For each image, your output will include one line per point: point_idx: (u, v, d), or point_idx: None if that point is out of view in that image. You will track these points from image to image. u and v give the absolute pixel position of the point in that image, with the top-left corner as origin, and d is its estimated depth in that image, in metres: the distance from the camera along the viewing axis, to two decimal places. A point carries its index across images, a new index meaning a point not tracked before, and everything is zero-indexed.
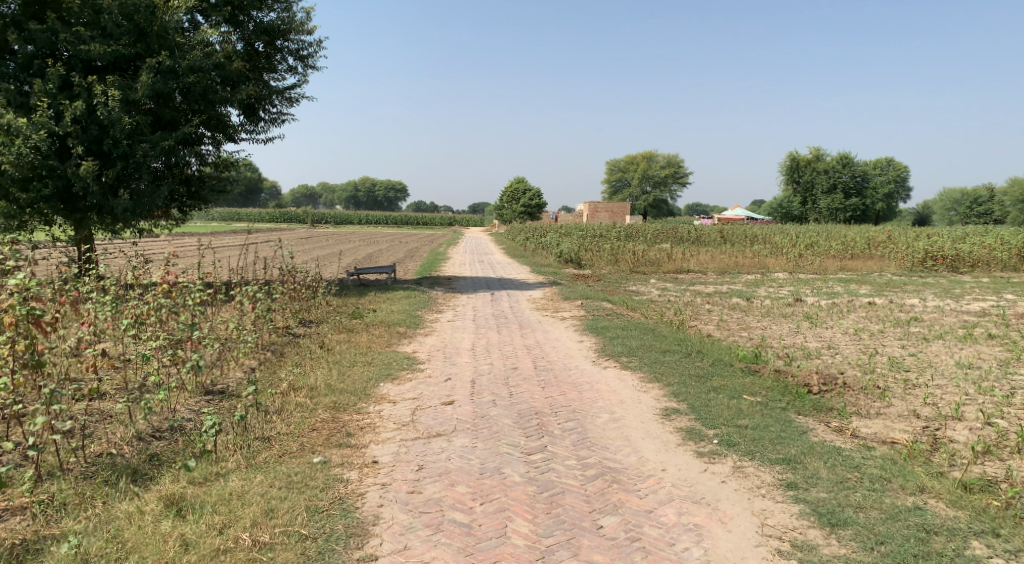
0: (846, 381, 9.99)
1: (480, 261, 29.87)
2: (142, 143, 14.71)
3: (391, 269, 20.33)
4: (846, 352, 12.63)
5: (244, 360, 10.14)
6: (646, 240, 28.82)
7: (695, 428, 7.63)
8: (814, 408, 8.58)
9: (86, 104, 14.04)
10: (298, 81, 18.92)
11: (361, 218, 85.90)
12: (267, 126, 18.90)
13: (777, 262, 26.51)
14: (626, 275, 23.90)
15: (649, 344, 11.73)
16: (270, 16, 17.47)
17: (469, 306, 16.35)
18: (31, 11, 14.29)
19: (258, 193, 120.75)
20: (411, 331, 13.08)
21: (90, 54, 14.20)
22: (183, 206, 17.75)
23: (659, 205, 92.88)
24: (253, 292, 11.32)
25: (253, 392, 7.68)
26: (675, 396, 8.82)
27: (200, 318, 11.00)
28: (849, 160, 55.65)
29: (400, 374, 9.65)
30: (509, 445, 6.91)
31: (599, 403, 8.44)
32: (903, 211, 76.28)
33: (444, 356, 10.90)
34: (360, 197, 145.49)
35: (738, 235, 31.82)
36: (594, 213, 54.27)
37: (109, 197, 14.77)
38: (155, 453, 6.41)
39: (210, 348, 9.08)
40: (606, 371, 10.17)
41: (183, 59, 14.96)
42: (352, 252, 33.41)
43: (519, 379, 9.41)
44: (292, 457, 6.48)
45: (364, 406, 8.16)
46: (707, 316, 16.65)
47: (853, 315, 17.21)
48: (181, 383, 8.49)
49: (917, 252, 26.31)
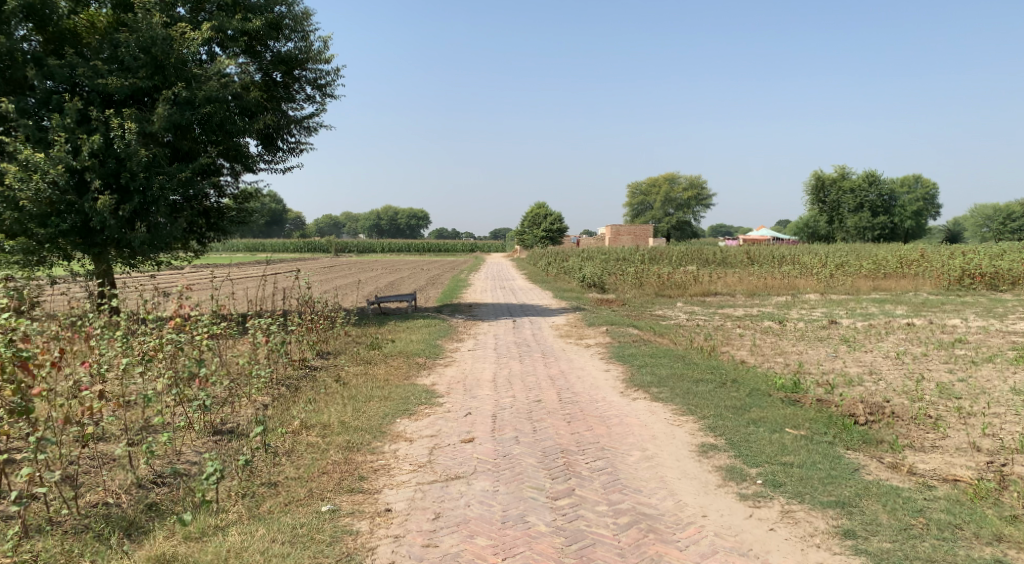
0: (895, 411, 9.32)
1: (502, 287, 29.42)
2: (159, 176, 14.51)
3: (412, 296, 19.93)
4: (890, 378, 11.93)
5: (256, 398, 9.72)
6: (671, 263, 28.18)
7: (737, 466, 7.05)
8: (864, 441, 7.95)
9: (103, 138, 13.88)
10: (316, 110, 18.76)
11: (384, 246, 85.93)
12: (285, 156, 18.72)
13: (808, 282, 25.74)
14: (652, 299, 23.28)
15: (681, 373, 11.15)
16: (288, 46, 17.33)
17: (491, 334, 15.83)
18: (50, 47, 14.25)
19: (282, 223, 121.50)
20: (431, 361, 12.59)
21: (108, 87, 14.07)
22: (203, 237, 17.54)
23: (682, 227, 92.02)
24: (267, 324, 10.92)
25: (261, 433, 7.23)
26: (711, 429, 8.24)
27: (211, 353, 10.62)
28: (877, 178, 54.52)
29: (418, 409, 9.18)
30: (533, 489, 6.37)
31: (630, 439, 7.88)
32: (933, 228, 74.75)
33: (464, 388, 10.40)
34: (383, 226, 145.99)
35: (765, 255, 31.07)
36: (617, 237, 53.74)
37: (126, 231, 14.55)
38: (151, 503, 5.97)
39: (219, 385, 8.66)
40: (636, 402, 9.59)
41: (199, 90, 14.79)
42: (373, 280, 33.08)
43: (543, 413, 8.86)
44: (299, 505, 5.99)
45: (379, 445, 7.67)
46: (739, 341, 16.03)
47: (892, 338, 16.44)
48: (189, 424, 8.08)
49: (954, 269, 25.43)
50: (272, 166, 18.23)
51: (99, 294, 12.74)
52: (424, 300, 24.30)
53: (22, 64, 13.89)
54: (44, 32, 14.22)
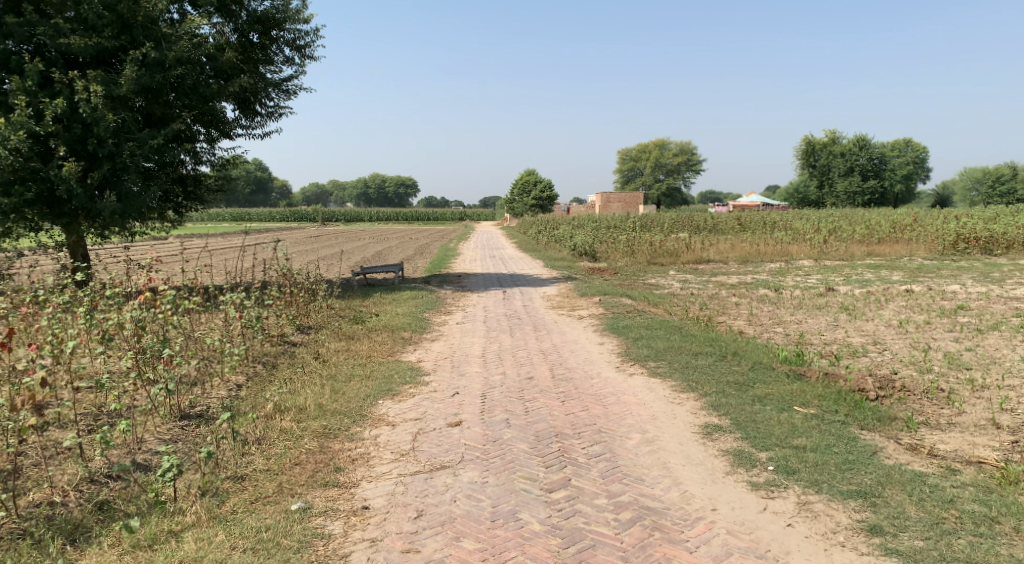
0: (906, 384, 8.80)
1: (491, 256, 28.85)
2: (130, 142, 13.66)
3: (398, 267, 19.27)
4: (895, 348, 11.41)
5: (230, 377, 9.13)
6: (663, 230, 27.61)
7: (745, 450, 6.53)
8: (878, 419, 7.44)
9: (67, 102, 13.03)
10: (296, 73, 17.89)
11: (372, 215, 84.95)
12: (264, 122, 17.89)
13: (801, 248, 25.21)
14: (644, 267, 22.71)
15: (679, 346, 10.60)
16: (264, 5, 16.41)
17: (480, 306, 15.24)
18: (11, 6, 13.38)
19: (269, 192, 119.91)
20: (417, 336, 11.98)
21: (71, 48, 13.18)
22: (179, 206, 16.74)
23: (672, 194, 91.29)
24: (240, 297, 10.26)
25: (227, 420, 6.63)
26: (715, 408, 7.70)
27: (183, 331, 9.95)
28: (867, 143, 53.88)
29: (402, 388, 8.59)
30: (525, 480, 5.82)
31: (628, 420, 7.33)
32: (922, 192, 74.39)
33: (452, 365, 9.82)
34: (371, 195, 144.67)
35: (756, 221, 30.52)
36: (607, 205, 53.18)
37: (96, 199, 13.76)
38: (101, 503, 5.45)
39: (185, 366, 8.03)
40: (634, 379, 9.04)
41: (170, 50, 13.88)
42: (360, 250, 32.30)
43: (535, 392, 8.29)
44: (266, 504, 5.44)
45: (359, 431, 7.08)
46: (736, 310, 15.50)
47: (892, 305, 15.93)
48: (153, 409, 7.47)
49: (949, 234, 24.93)
50: (251, 131, 17.39)
51: (66, 268, 12.05)
52: (412, 270, 23.65)
53: None
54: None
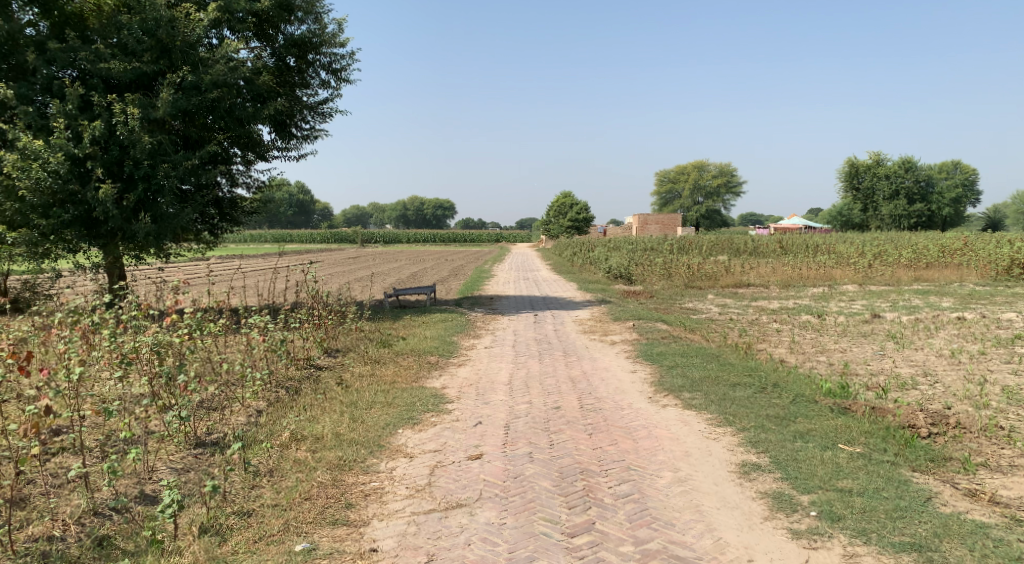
0: (961, 420, 8.20)
1: (526, 278, 28.52)
2: (165, 164, 13.62)
3: (430, 289, 19.04)
4: (948, 381, 10.76)
5: (250, 403, 8.89)
6: (701, 253, 26.99)
7: (786, 492, 6.05)
8: (932, 460, 6.88)
9: (105, 124, 13.07)
10: (331, 95, 17.86)
11: (409, 236, 85.27)
12: (299, 143, 17.88)
13: (845, 273, 24.42)
14: (681, 291, 22.15)
15: (715, 375, 10.10)
16: (301, 29, 16.41)
17: (511, 330, 14.88)
18: (56, 32, 13.52)
19: (310, 214, 121.47)
20: (444, 361, 11.66)
21: (110, 72, 13.25)
22: (215, 228, 16.70)
23: (711, 216, 90.11)
24: (263, 320, 9.99)
25: (239, 449, 6.37)
26: (753, 445, 7.22)
27: (205, 353, 9.76)
28: (912, 164, 52.78)
29: (424, 417, 8.27)
30: (546, 522, 5.57)
31: (659, 456, 6.91)
32: (971, 215, 72.25)
33: (477, 392, 9.46)
34: (410, 216, 145.81)
35: (798, 244, 29.68)
36: (644, 227, 52.63)
37: (131, 221, 13.73)
38: (101, 538, 5.39)
39: (201, 392, 7.78)
40: (667, 411, 8.58)
41: (206, 74, 13.87)
42: (395, 271, 32.18)
43: (562, 424, 7.90)
44: (270, 543, 5.38)
45: (375, 463, 6.77)
46: (777, 337, 14.89)
47: (942, 333, 15.18)
48: (167, 436, 7.25)
49: (1002, 259, 23.91)
50: (286, 153, 17.38)
51: (98, 291, 12.00)
52: (445, 292, 23.42)
53: (24, 48, 13.19)
54: (49, 17, 13.40)
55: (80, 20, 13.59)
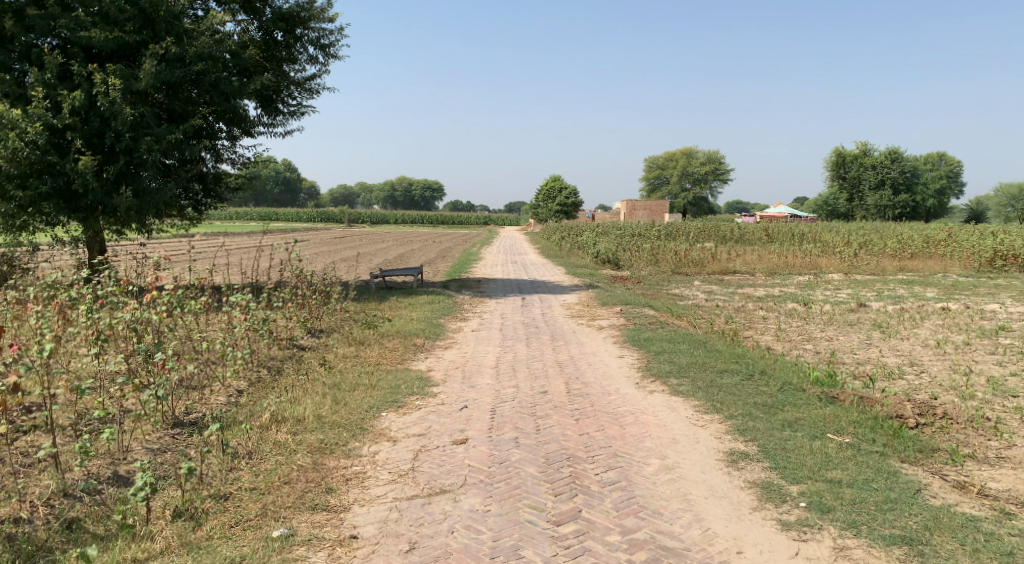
0: (948, 411, 8.16)
1: (513, 262, 28.39)
2: (147, 137, 13.27)
3: (417, 270, 18.84)
4: (934, 370, 10.74)
5: (231, 382, 8.71)
6: (688, 239, 26.94)
7: (775, 482, 5.98)
8: (920, 451, 6.83)
9: (86, 95, 12.71)
10: (319, 72, 17.53)
11: (396, 218, 84.87)
12: (286, 120, 17.55)
13: (831, 261, 24.44)
14: (668, 277, 22.10)
15: (703, 362, 10.01)
16: (289, 3, 16.04)
17: (497, 313, 14.73)
18: None
19: (297, 193, 120.48)
20: (430, 343, 11.51)
21: (91, 41, 12.86)
22: (199, 204, 16.36)
23: (698, 203, 90.21)
24: (245, 298, 9.77)
25: (217, 431, 6.20)
26: (741, 433, 7.14)
27: (185, 331, 9.54)
28: (900, 155, 52.67)
29: (408, 400, 8.13)
30: (531, 509, 5.46)
31: (647, 443, 6.80)
32: (955, 208, 72.76)
33: (463, 376, 9.32)
34: (397, 198, 145.09)
35: (784, 232, 29.71)
36: (632, 213, 52.61)
37: (112, 195, 13.40)
38: (70, 522, 5.25)
39: (178, 370, 7.58)
40: (654, 397, 8.48)
41: (190, 46, 13.49)
42: (381, 252, 31.89)
43: (548, 409, 7.78)
44: (246, 528, 5.24)
45: (357, 447, 6.62)
46: (763, 324, 14.85)
47: (927, 323, 15.18)
48: (143, 416, 7.06)
49: (985, 250, 24.01)
50: (272, 129, 17.06)
51: (77, 266, 11.75)
52: (432, 273, 23.27)
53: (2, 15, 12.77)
54: None
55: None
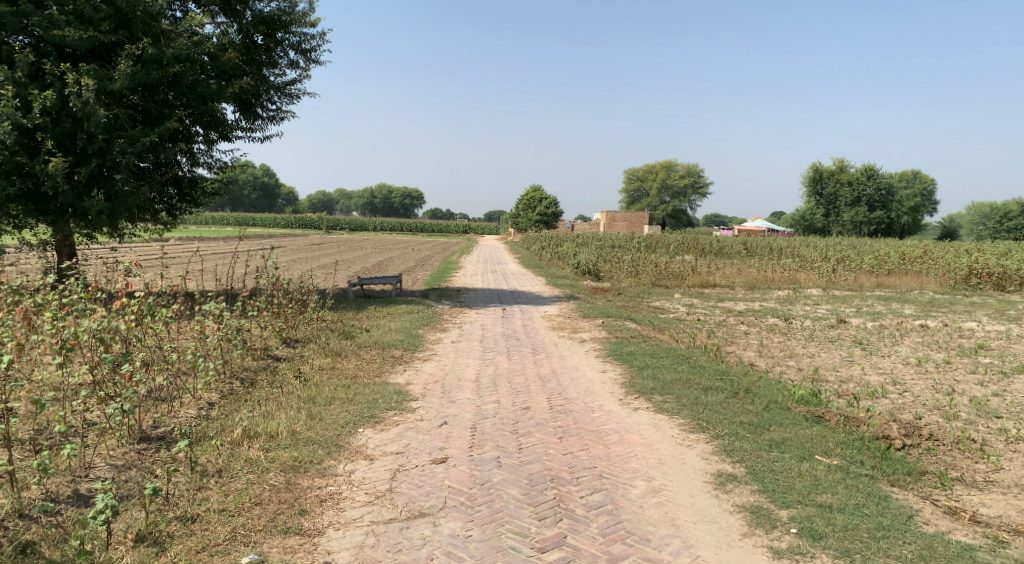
0: (934, 432, 8.04)
1: (493, 271, 28.16)
2: (121, 139, 12.90)
3: (396, 279, 18.54)
4: (917, 389, 10.65)
5: (201, 394, 8.41)
6: (668, 252, 26.88)
7: (764, 506, 5.84)
8: (909, 474, 6.69)
9: (58, 95, 12.33)
10: (299, 76, 17.24)
11: (375, 225, 84.34)
12: (265, 124, 17.24)
13: (810, 277, 24.48)
14: (648, 290, 21.98)
15: (687, 378, 9.85)
16: (270, 6, 15.76)
17: (477, 324, 14.47)
18: None
19: (275, 198, 119.34)
20: (408, 355, 11.25)
21: (64, 40, 12.50)
22: (173, 208, 15.96)
23: (677, 216, 90.61)
24: (218, 307, 9.46)
25: (185, 448, 5.94)
26: (728, 454, 6.98)
27: (155, 341, 9.22)
28: (876, 172, 53.26)
29: (387, 415, 7.88)
30: (514, 535, 5.36)
31: (632, 464, 6.62)
32: (928, 225, 73.67)
33: (442, 390, 9.07)
34: (376, 204, 144.39)
35: (763, 246, 29.76)
36: (611, 224, 52.58)
37: (83, 198, 13.01)
38: (25, 545, 5.02)
39: (145, 383, 7.28)
40: (639, 414, 8.30)
41: (168, 47, 13.15)
42: (359, 260, 31.51)
43: (530, 426, 7.58)
44: (214, 554, 5.06)
45: (332, 465, 6.37)
46: (745, 340, 14.74)
47: (907, 341, 15.16)
48: (108, 430, 6.77)
49: (961, 268, 24.12)
50: (251, 134, 16.74)
51: (43, 271, 11.36)
52: (411, 282, 22.99)
53: None
54: None
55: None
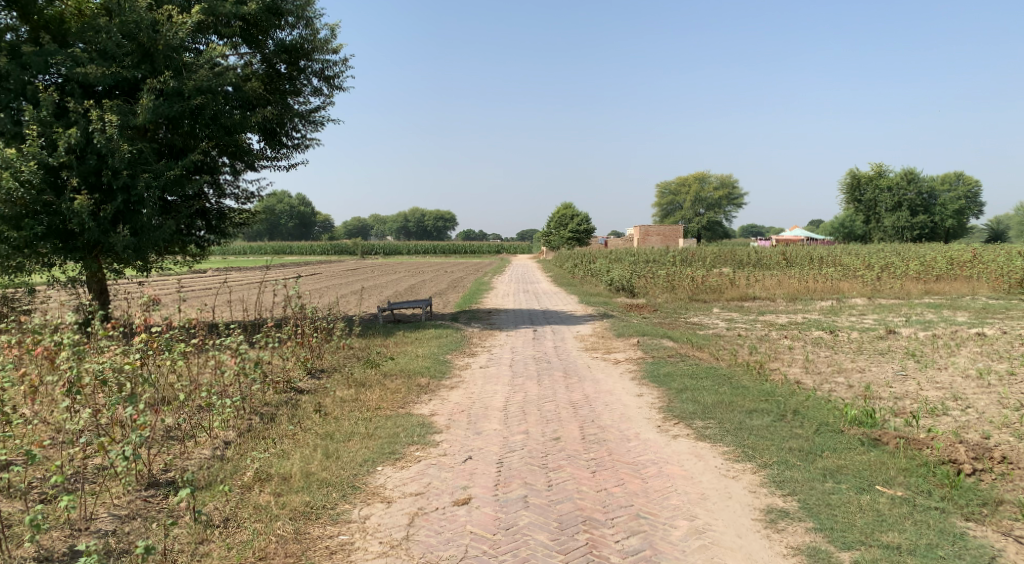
0: (1007, 454, 7.28)
1: (526, 291, 27.69)
2: (146, 173, 12.68)
3: (427, 303, 18.11)
4: (981, 405, 9.86)
5: (217, 433, 7.95)
6: (704, 265, 26.12)
7: (823, 547, 5.42)
8: (983, 505, 6.02)
9: (82, 132, 12.16)
10: (323, 103, 17.02)
11: (410, 248, 84.48)
12: (290, 152, 17.05)
13: (853, 286, 23.52)
14: (685, 305, 21.30)
15: (729, 400, 9.20)
16: (292, 34, 15.59)
17: (508, 348, 13.97)
18: (36, 36, 12.68)
19: (311, 226, 120.32)
20: (435, 383, 10.78)
21: (87, 77, 12.33)
22: (202, 240, 15.73)
23: (713, 228, 89.26)
24: (234, 340, 9.01)
25: (188, 495, 5.57)
26: (778, 486, 6.35)
27: (171, 378, 8.84)
28: (915, 176, 51.89)
29: (409, 450, 7.41)
30: None
31: (673, 501, 6.08)
32: (974, 229, 71.47)
33: (468, 420, 8.57)
34: (411, 228, 145.68)
35: (802, 256, 28.81)
36: (646, 239, 51.73)
37: (110, 234, 12.78)
38: None
39: (150, 424, 6.78)
40: (678, 442, 7.71)
41: (190, 79, 12.90)
42: (391, 284, 31.17)
43: (561, 458, 7.06)
44: None
45: (347, 510, 5.96)
46: (790, 355, 14.00)
47: (963, 351, 14.26)
48: (111, 477, 6.38)
49: (1014, 272, 22.95)
50: (276, 163, 16.54)
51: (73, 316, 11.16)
52: (443, 305, 22.61)
53: None
54: (28, 21, 12.53)
55: (59, 24, 12.68)
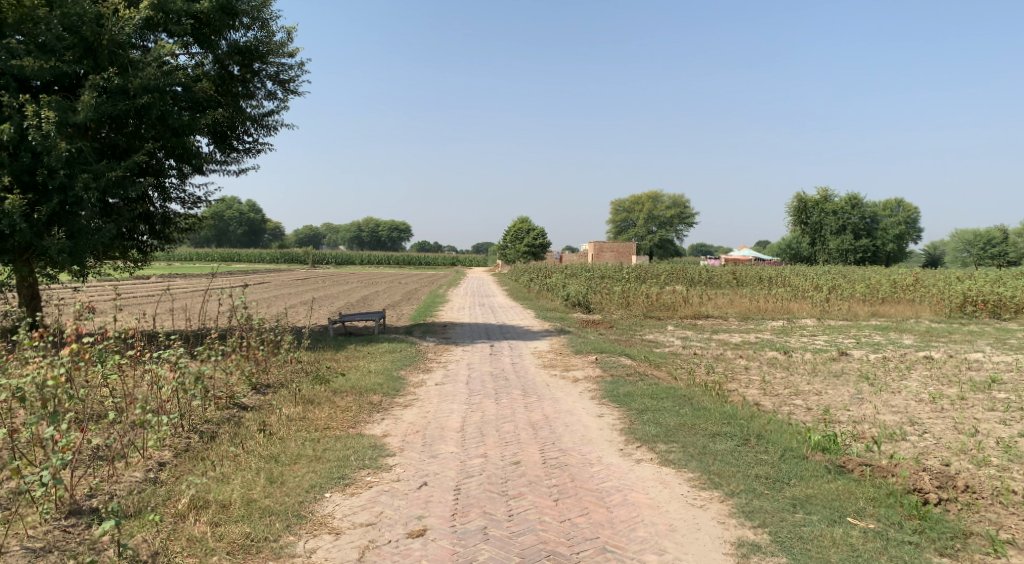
0: (971, 482, 7.17)
1: (480, 305, 27.27)
2: (85, 173, 11.89)
3: (380, 315, 17.59)
4: (937, 430, 9.81)
5: (152, 453, 7.38)
6: (658, 282, 26.09)
7: None
8: (954, 539, 5.86)
9: (16, 128, 11.38)
10: (277, 107, 16.45)
11: (362, 259, 83.30)
12: (240, 157, 16.39)
13: (803, 306, 23.73)
14: (640, 321, 21.18)
15: (692, 423, 8.95)
16: (246, 36, 15.05)
17: (463, 364, 13.55)
18: None
19: (260, 233, 117.68)
20: (388, 401, 10.32)
21: (23, 70, 11.56)
22: (146, 246, 14.92)
23: (664, 246, 90.19)
24: (171, 353, 8.40)
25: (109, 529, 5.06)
26: (748, 517, 6.10)
27: (102, 393, 8.20)
28: (859, 201, 53.18)
29: (361, 475, 6.98)
30: None
31: (640, 533, 5.80)
32: (913, 253, 73.58)
33: (423, 442, 8.14)
34: (363, 238, 144.02)
35: (752, 276, 29.04)
36: (600, 254, 51.78)
37: (43, 236, 11.95)
38: None
39: (72, 446, 6.19)
40: (641, 468, 7.41)
41: (135, 77, 12.19)
42: (343, 295, 30.38)
43: (522, 485, 6.70)
44: None
45: (292, 544, 5.55)
46: (746, 376, 13.88)
47: (914, 374, 14.34)
48: (29, 504, 5.83)
49: (955, 296, 23.41)
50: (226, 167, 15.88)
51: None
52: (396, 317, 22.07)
53: None
54: None
55: None
